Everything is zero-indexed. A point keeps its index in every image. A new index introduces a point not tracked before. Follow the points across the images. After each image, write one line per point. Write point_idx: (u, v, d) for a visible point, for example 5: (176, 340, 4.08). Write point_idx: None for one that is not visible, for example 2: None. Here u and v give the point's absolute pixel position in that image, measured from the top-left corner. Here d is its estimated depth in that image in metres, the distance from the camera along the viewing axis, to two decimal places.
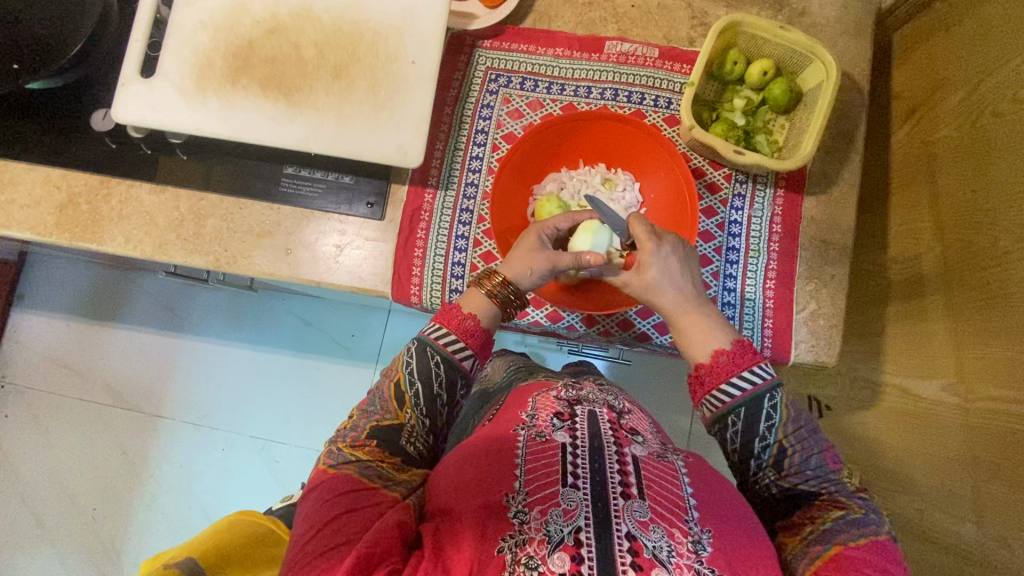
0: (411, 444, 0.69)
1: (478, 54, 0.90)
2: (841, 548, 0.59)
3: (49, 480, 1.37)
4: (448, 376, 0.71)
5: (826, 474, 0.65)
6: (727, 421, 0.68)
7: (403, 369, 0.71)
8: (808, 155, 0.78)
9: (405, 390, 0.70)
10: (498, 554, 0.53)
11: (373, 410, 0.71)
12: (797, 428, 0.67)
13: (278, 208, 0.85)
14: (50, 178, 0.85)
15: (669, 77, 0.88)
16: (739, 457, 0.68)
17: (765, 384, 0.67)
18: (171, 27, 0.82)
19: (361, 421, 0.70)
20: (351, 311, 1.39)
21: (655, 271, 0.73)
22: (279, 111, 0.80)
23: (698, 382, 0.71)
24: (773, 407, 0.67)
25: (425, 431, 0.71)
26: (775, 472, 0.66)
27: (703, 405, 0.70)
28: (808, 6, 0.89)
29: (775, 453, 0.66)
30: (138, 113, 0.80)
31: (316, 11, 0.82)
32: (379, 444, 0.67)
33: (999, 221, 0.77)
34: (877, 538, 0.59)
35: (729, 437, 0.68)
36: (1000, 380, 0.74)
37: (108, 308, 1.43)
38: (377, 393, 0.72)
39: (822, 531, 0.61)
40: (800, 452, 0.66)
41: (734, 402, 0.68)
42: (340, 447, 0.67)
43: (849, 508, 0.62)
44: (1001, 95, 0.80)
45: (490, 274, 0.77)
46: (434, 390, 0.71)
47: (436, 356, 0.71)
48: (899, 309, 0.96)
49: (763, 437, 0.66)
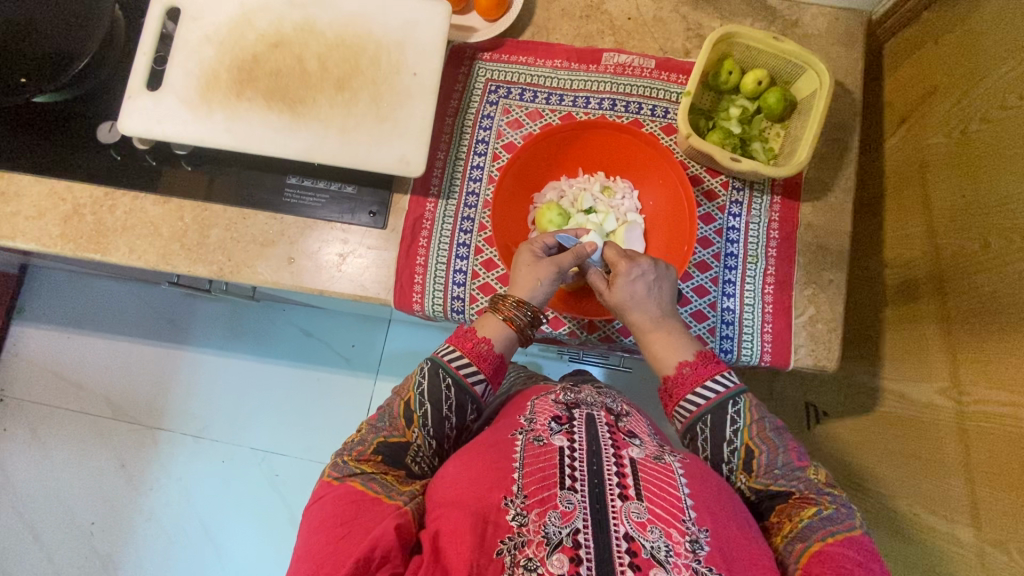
0: (416, 463, 0.71)
1: (478, 66, 0.92)
2: (820, 544, 0.60)
3: (46, 493, 1.37)
4: (458, 399, 0.72)
5: (794, 472, 0.66)
6: (696, 429, 0.70)
7: (414, 388, 0.72)
8: (803, 161, 0.79)
9: (414, 410, 0.71)
10: (497, 556, 0.53)
11: (383, 425, 0.71)
12: (763, 429, 0.68)
13: (282, 217, 0.86)
14: (56, 190, 0.86)
15: (666, 87, 0.90)
16: (710, 463, 0.70)
17: (728, 390, 0.70)
18: (178, 42, 0.83)
19: (369, 435, 0.70)
20: (354, 322, 1.40)
21: (623, 286, 0.77)
22: (283, 122, 0.81)
23: (667, 393, 0.74)
24: (737, 413, 0.69)
25: (432, 452, 0.72)
26: (745, 476, 0.68)
27: (674, 415, 0.73)
28: (800, 18, 0.91)
29: (743, 457, 0.68)
30: (145, 125, 0.81)
31: (320, 25, 0.84)
32: (384, 460, 0.69)
33: (990, 225, 0.78)
34: (851, 533, 0.61)
35: (700, 445, 0.70)
36: (994, 383, 0.75)
37: (108, 319, 1.43)
38: (387, 409, 0.73)
39: (800, 528, 0.62)
40: (767, 453, 0.67)
41: (701, 410, 0.70)
42: (346, 460, 0.68)
43: (820, 504, 0.64)
44: (990, 101, 0.81)
45: (503, 298, 0.78)
46: (444, 413, 0.71)
47: (448, 378, 0.72)
48: (895, 313, 0.97)
49: (730, 441, 0.68)
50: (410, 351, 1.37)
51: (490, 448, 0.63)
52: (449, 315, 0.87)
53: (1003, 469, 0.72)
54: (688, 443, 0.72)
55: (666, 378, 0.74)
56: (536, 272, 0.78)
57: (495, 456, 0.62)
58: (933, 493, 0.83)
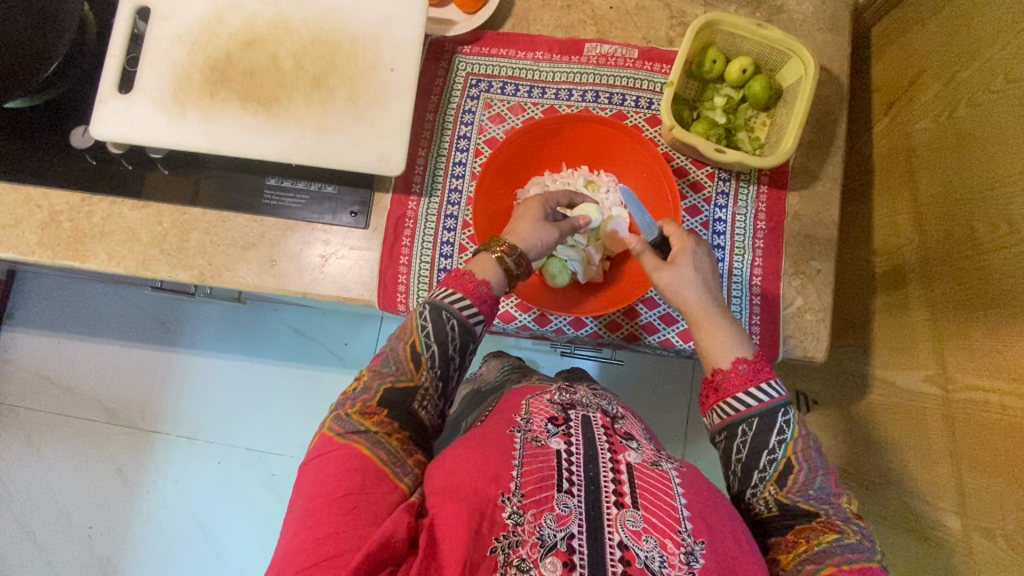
0: (422, 409, 0.69)
1: (458, 60, 0.90)
2: (832, 569, 0.58)
3: (42, 499, 1.37)
4: (462, 340, 0.71)
5: (828, 496, 0.63)
6: (738, 430, 0.66)
7: (419, 330, 0.70)
8: (787, 151, 0.78)
9: (421, 351, 0.69)
10: (491, 554, 0.52)
11: (388, 370, 0.69)
12: (808, 449, 0.65)
13: (262, 220, 0.85)
14: (31, 197, 0.84)
15: (650, 77, 0.88)
16: (741, 467, 0.66)
17: (779, 399, 0.66)
18: (149, 43, 0.81)
19: (374, 382, 0.68)
20: (343, 320, 1.39)
21: (683, 264, 0.74)
22: (259, 123, 0.80)
23: (713, 387, 0.69)
24: (787, 423, 0.65)
25: (436, 396, 0.71)
26: (775, 487, 0.64)
27: (711, 411, 0.69)
28: (784, 3, 0.90)
29: (780, 469, 0.64)
30: (119, 129, 0.80)
31: (294, 22, 0.82)
32: (389, 413, 0.66)
33: (978, 211, 0.77)
34: (870, 565, 0.59)
35: (735, 446, 0.66)
36: (979, 370, 0.74)
37: (97, 322, 1.42)
38: (391, 353, 0.70)
39: (815, 552, 0.60)
40: (806, 471, 0.64)
41: (747, 412, 0.66)
42: (349, 413, 0.65)
43: (844, 533, 0.61)
44: (978, 85, 0.80)
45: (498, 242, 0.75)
46: (449, 353, 0.70)
47: (453, 321, 0.70)
48: (883, 301, 0.96)
49: (772, 450, 0.64)
50: None
51: (489, 443, 0.62)
52: None
53: (987, 457, 0.72)
54: (723, 441, 0.68)
55: (716, 369, 0.70)
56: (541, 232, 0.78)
57: (494, 450, 0.61)
58: (921, 482, 0.82)
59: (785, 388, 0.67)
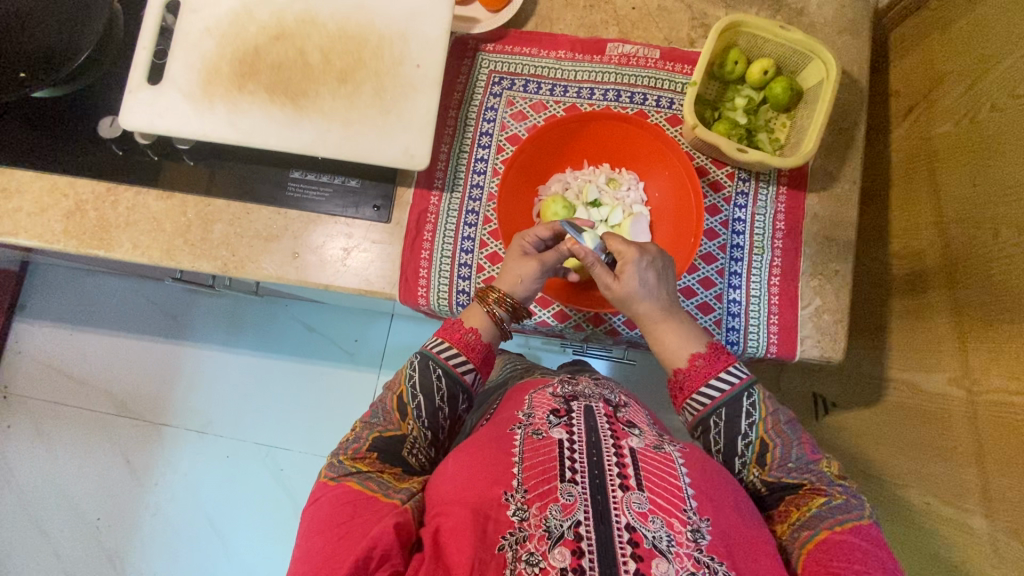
0: (413, 456, 0.71)
1: (481, 57, 0.91)
2: (827, 531, 0.60)
3: (52, 490, 1.37)
4: (449, 390, 0.73)
5: (808, 465, 0.66)
6: (710, 422, 0.69)
7: (406, 381, 0.72)
8: (809, 152, 0.78)
9: (407, 403, 0.71)
10: (499, 552, 0.53)
11: (376, 422, 0.72)
12: (777, 422, 0.68)
13: (286, 212, 0.85)
14: (57, 186, 0.85)
15: (671, 77, 0.89)
16: (721, 457, 0.69)
17: (742, 382, 0.69)
18: (178, 35, 0.82)
19: (364, 432, 0.71)
20: (356, 316, 1.40)
21: (630, 280, 0.73)
22: (286, 116, 0.81)
23: (677, 387, 0.72)
24: (753, 405, 0.68)
25: (428, 443, 0.72)
26: (758, 468, 0.67)
27: (683, 409, 0.72)
28: (806, 6, 0.91)
29: (757, 450, 0.67)
30: (147, 120, 0.80)
31: (322, 17, 0.83)
32: (379, 457, 0.68)
33: (1002, 214, 0.77)
34: (860, 523, 0.60)
35: (712, 439, 0.69)
36: (1005, 371, 0.75)
37: (110, 315, 1.43)
38: (378, 405, 0.73)
39: (808, 517, 0.62)
40: (782, 447, 0.67)
41: (715, 404, 0.69)
42: (342, 460, 0.68)
43: (830, 495, 0.63)
44: (1000, 89, 0.80)
45: (486, 291, 0.78)
46: (436, 404, 0.72)
47: (438, 369, 0.73)
48: (903, 305, 0.97)
49: (745, 435, 0.67)
50: (413, 345, 1.37)
51: (490, 442, 0.63)
52: (455, 308, 0.87)
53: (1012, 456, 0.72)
54: (700, 435, 0.71)
55: (676, 372, 0.73)
56: (519, 269, 0.77)
57: (494, 452, 0.61)
58: (944, 482, 0.83)
59: (747, 369, 0.70)
